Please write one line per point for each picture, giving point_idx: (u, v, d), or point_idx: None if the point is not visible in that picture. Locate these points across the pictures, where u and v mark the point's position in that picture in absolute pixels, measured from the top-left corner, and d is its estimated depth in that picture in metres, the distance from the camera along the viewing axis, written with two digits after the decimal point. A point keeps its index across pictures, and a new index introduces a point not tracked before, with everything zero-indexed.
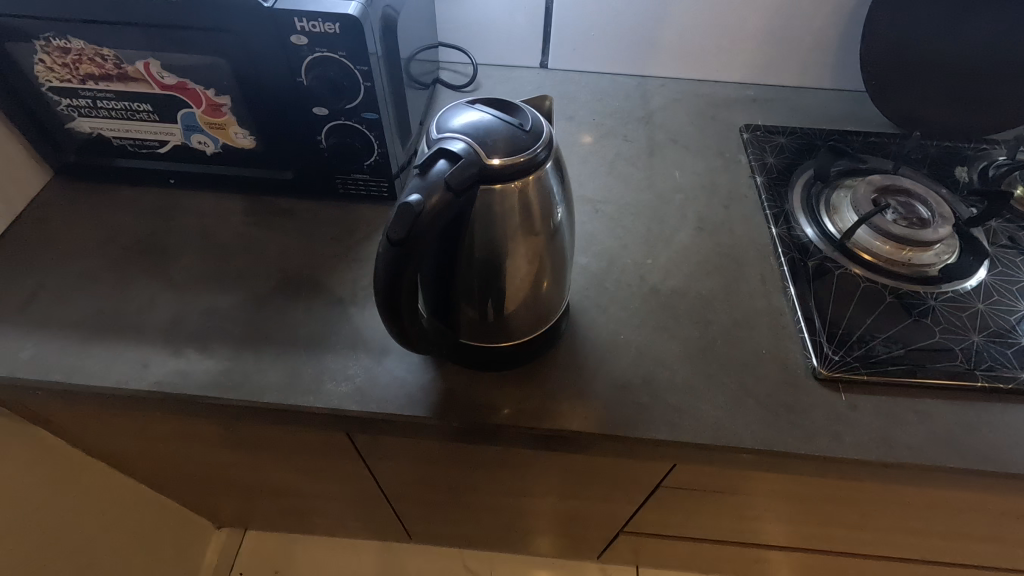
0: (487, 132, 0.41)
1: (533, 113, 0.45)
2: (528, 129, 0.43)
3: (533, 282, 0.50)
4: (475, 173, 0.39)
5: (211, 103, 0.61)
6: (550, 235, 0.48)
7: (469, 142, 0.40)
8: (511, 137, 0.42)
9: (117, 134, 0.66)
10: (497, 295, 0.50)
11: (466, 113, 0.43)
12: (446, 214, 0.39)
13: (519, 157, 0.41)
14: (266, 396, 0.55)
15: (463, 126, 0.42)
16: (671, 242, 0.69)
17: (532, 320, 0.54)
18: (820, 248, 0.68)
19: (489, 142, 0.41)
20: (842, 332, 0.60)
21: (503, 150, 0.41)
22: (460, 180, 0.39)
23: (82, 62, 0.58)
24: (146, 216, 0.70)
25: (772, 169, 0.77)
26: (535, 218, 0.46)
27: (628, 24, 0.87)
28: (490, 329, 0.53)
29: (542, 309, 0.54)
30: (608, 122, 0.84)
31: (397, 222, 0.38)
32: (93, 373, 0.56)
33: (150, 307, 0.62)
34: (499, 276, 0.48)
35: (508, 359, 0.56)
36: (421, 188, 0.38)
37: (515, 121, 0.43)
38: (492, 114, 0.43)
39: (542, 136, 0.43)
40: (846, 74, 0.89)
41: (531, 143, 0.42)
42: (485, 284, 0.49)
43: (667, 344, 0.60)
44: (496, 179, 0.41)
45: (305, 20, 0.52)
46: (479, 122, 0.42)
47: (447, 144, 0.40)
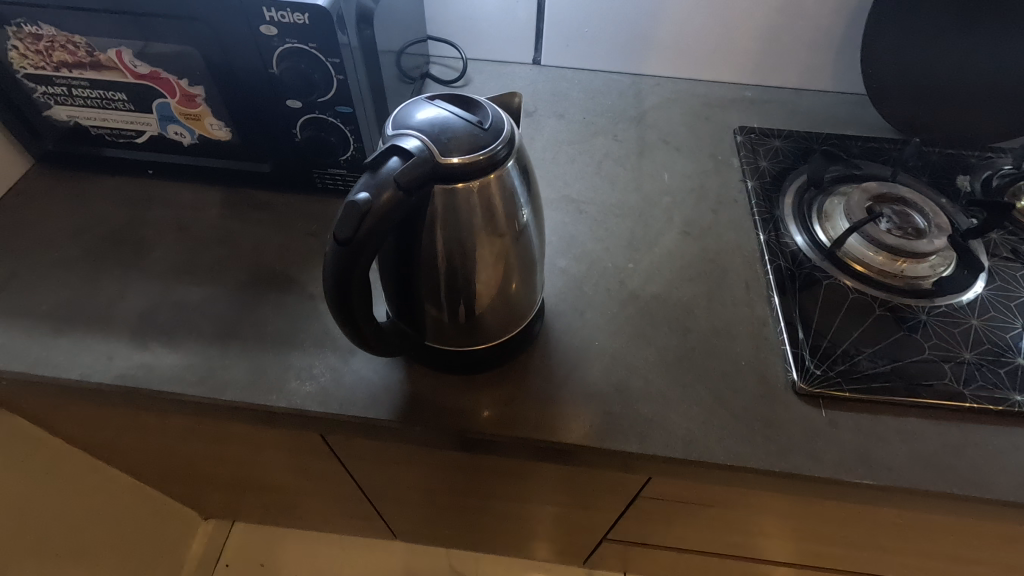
0: (444, 130, 0.40)
1: (497, 110, 0.43)
2: (488, 127, 0.41)
3: (499, 285, 0.49)
4: (428, 172, 0.38)
5: (185, 93, 0.60)
6: (517, 237, 0.47)
7: (422, 140, 0.38)
8: (469, 134, 0.40)
9: (94, 122, 0.65)
10: (462, 298, 0.48)
11: (424, 109, 0.41)
12: (397, 214, 0.37)
13: (479, 155, 0.40)
14: (229, 393, 0.54)
15: (420, 123, 0.40)
16: (654, 246, 0.67)
17: (500, 323, 0.52)
18: (809, 257, 0.65)
19: (446, 140, 0.39)
20: (826, 345, 0.58)
21: (460, 148, 0.39)
22: (412, 179, 0.37)
23: (55, 49, 0.58)
24: (122, 206, 0.69)
25: (764, 174, 0.74)
26: (499, 219, 0.44)
27: (623, 20, 0.85)
28: (456, 332, 0.51)
29: (512, 311, 0.52)
30: (598, 121, 0.82)
31: (344, 221, 0.37)
32: (56, 365, 0.55)
33: (120, 299, 0.61)
34: (463, 278, 0.47)
35: (476, 364, 0.54)
36: (370, 186, 0.37)
37: (474, 117, 0.41)
38: (451, 110, 0.41)
39: (503, 134, 0.41)
40: (847, 76, 0.86)
41: (491, 141, 0.40)
42: (449, 286, 0.47)
43: (643, 352, 0.58)
44: (454, 178, 0.40)
45: (274, 10, 0.51)
46: (437, 118, 0.40)
47: (400, 141, 0.38)
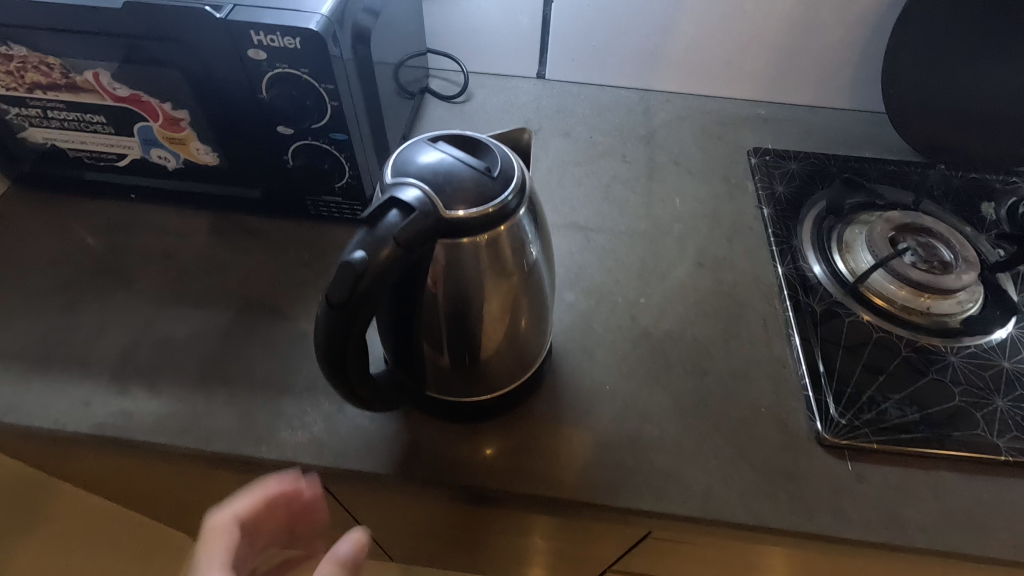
0: (448, 178, 0.36)
1: (507, 154, 0.39)
2: (497, 176, 0.37)
3: (506, 332, 0.46)
4: (430, 227, 0.34)
5: (169, 117, 0.56)
6: (526, 282, 0.43)
7: (424, 191, 0.35)
8: (476, 184, 0.37)
9: (72, 145, 0.61)
10: (466, 347, 0.45)
11: (427, 155, 0.38)
12: (395, 273, 0.34)
13: (486, 207, 0.36)
14: (215, 442, 0.51)
15: (423, 171, 0.37)
16: (667, 278, 0.64)
17: (506, 371, 0.49)
18: (830, 291, 0.62)
19: (450, 191, 0.36)
20: (851, 391, 0.54)
21: (466, 200, 0.36)
22: (412, 236, 0.33)
23: (28, 70, 0.54)
24: (103, 233, 0.65)
25: (780, 199, 0.71)
26: (507, 267, 0.41)
27: (632, 33, 0.81)
28: (460, 382, 0.48)
29: (519, 359, 0.49)
30: (605, 140, 0.78)
31: (338, 283, 0.33)
32: (29, 412, 0.52)
33: (99, 337, 0.57)
34: (468, 325, 0.44)
35: (480, 412, 0.51)
36: (365, 243, 0.33)
37: (482, 164, 0.38)
38: (456, 156, 0.38)
39: (513, 183, 0.38)
40: (864, 92, 0.82)
41: (500, 192, 0.37)
42: (453, 335, 0.44)
43: (656, 396, 0.55)
44: (459, 230, 0.36)
45: (263, 33, 0.47)
46: (441, 165, 0.37)
47: (398, 191, 0.35)
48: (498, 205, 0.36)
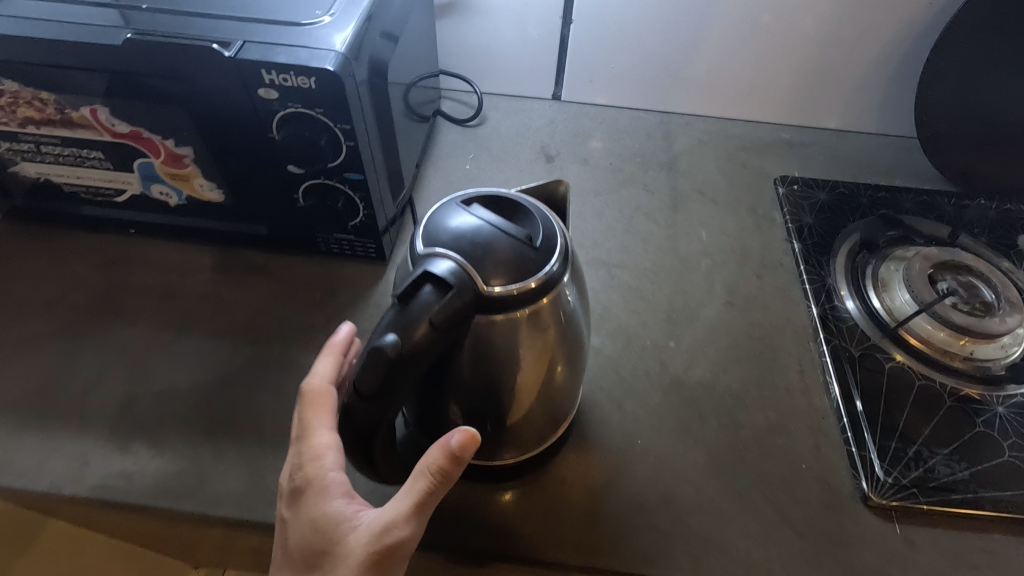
0: (486, 251, 0.33)
1: (549, 218, 0.37)
2: (539, 245, 0.34)
3: (539, 396, 0.42)
4: (467, 302, 0.32)
5: (171, 153, 0.53)
6: (563, 348, 0.40)
7: (461, 264, 0.32)
8: (517, 256, 0.33)
9: (67, 180, 0.58)
10: (493, 417, 0.42)
11: (462, 220, 0.35)
12: (429, 353, 0.31)
13: (529, 282, 0.33)
14: (223, 506, 0.47)
15: (457, 241, 0.34)
16: (696, 319, 0.61)
17: (537, 433, 0.46)
18: (867, 332, 0.59)
19: (488, 264, 0.33)
20: (896, 446, 0.52)
21: (505, 274, 0.33)
22: (448, 314, 0.31)
23: (20, 105, 0.50)
24: (100, 270, 0.62)
25: (810, 232, 0.68)
26: (545, 332, 0.38)
27: (653, 55, 0.78)
28: (488, 448, 0.45)
29: (550, 419, 0.46)
30: (626, 168, 0.75)
31: (366, 369, 0.30)
32: (20, 473, 0.48)
33: (97, 387, 0.54)
34: (500, 394, 0.40)
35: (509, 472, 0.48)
36: (398, 325, 0.30)
37: (523, 231, 0.35)
38: (494, 223, 0.34)
39: (556, 253, 0.35)
40: (893, 116, 0.80)
41: (543, 262, 0.34)
42: (477, 406, 0.41)
43: (691, 452, 0.52)
44: (500, 307, 0.33)
45: (275, 72, 0.44)
46: (479, 234, 0.34)
47: (431, 264, 0.32)
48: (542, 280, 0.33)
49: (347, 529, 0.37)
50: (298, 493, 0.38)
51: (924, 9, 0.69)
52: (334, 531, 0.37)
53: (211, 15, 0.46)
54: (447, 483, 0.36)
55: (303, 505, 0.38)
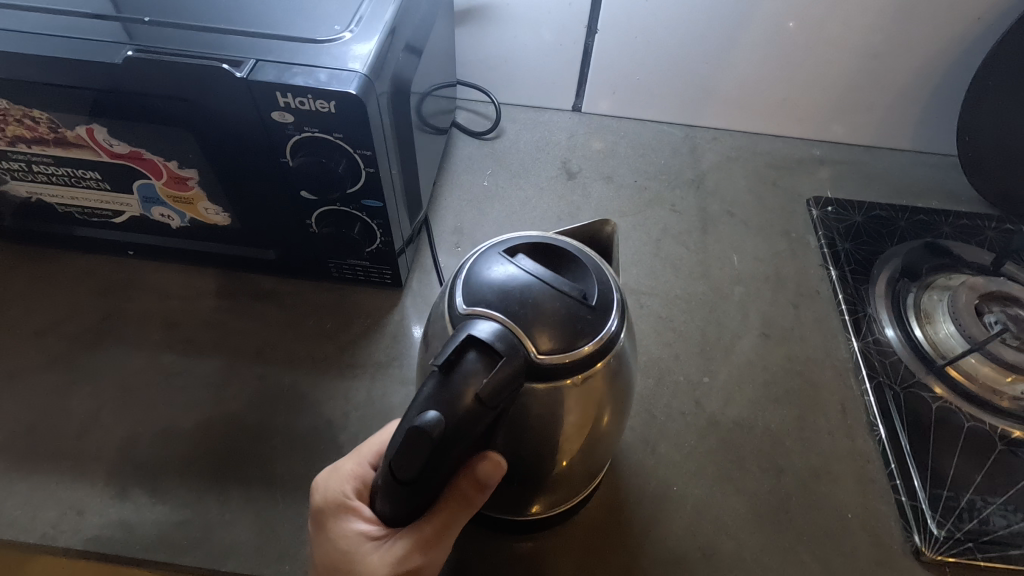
0: (538, 310, 0.32)
1: (600, 273, 0.36)
2: (594, 304, 0.34)
3: (580, 454, 0.39)
4: (515, 371, 0.30)
5: (174, 175, 0.49)
6: (609, 400, 0.37)
7: (508, 326, 0.31)
8: (572, 316, 0.33)
9: (62, 200, 0.54)
10: (522, 475, 0.38)
11: (511, 276, 0.34)
12: (475, 431, 0.29)
13: (582, 346, 0.33)
14: (230, 562, 0.43)
15: (510, 302, 0.32)
16: (730, 353, 0.58)
17: (574, 487, 0.43)
18: (911, 367, 0.56)
19: (535, 325, 0.32)
20: (948, 495, 0.48)
21: (556, 337, 0.32)
22: (496, 389, 0.29)
23: (9, 123, 0.46)
24: (97, 295, 0.58)
25: (847, 258, 0.65)
26: (593, 391, 0.35)
27: (682, 67, 0.74)
28: (518, 504, 0.42)
29: (588, 473, 0.43)
30: (651, 187, 0.72)
31: (408, 447, 0.28)
32: (10, 523, 0.44)
33: (95, 425, 0.50)
34: (539, 455, 0.37)
35: (544, 525, 0.45)
36: (442, 401, 0.28)
37: (577, 289, 0.34)
38: (545, 278, 0.34)
39: (611, 311, 0.34)
40: (929, 134, 0.77)
41: (599, 322, 0.34)
42: (509, 466, 0.37)
43: (731, 501, 0.49)
44: (552, 374, 0.32)
45: (291, 95, 0.40)
46: (529, 292, 0.33)
47: (473, 328, 0.30)
48: (597, 343, 0.33)
49: (368, 553, 0.35)
50: (322, 516, 0.37)
51: (968, 24, 0.66)
52: (354, 555, 0.35)
53: (221, 31, 0.42)
54: (467, 506, 0.34)
55: (326, 528, 0.37)
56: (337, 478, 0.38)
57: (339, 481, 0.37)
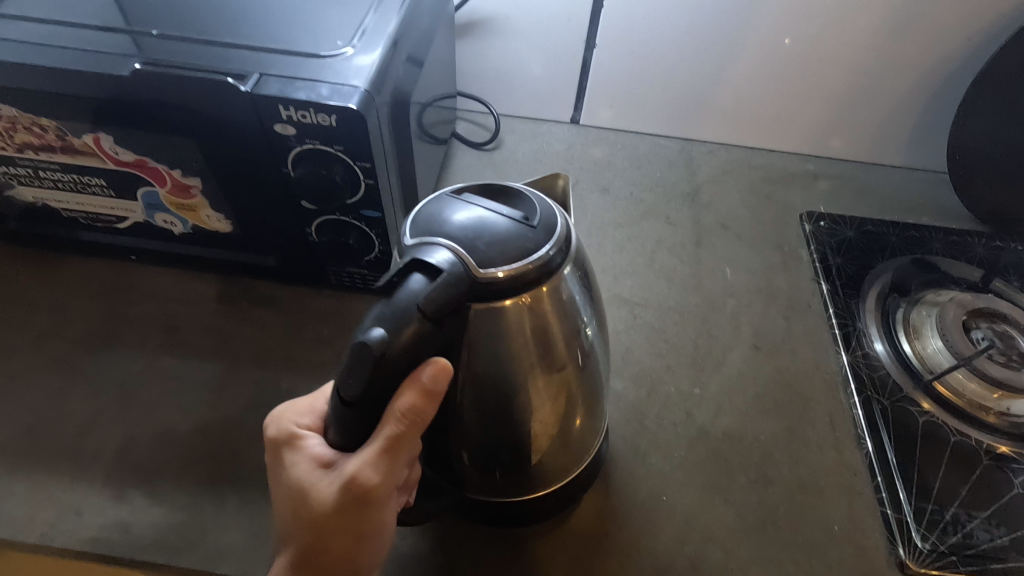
0: (477, 234, 0.33)
1: (545, 203, 0.37)
2: (535, 224, 0.35)
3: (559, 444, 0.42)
4: (459, 287, 0.31)
5: (178, 184, 0.50)
6: (579, 387, 0.39)
7: (452, 249, 0.32)
8: (511, 237, 0.33)
9: (67, 206, 0.55)
10: (504, 452, 0.40)
11: (463, 212, 0.35)
12: (424, 346, 0.30)
13: (523, 262, 0.33)
14: (225, 565, 0.44)
15: (464, 232, 0.33)
16: (722, 364, 0.59)
17: (558, 482, 0.45)
18: (899, 382, 0.56)
19: (476, 246, 0.33)
20: (933, 509, 0.49)
21: (495, 255, 0.33)
22: (439, 301, 0.30)
23: (18, 130, 0.47)
24: (98, 299, 0.59)
25: (838, 273, 0.65)
26: (564, 384, 0.38)
27: (679, 82, 0.75)
28: (502, 486, 0.42)
29: (568, 470, 0.45)
30: (647, 199, 0.74)
31: (354, 364, 0.29)
32: (9, 523, 0.45)
33: (94, 428, 0.51)
34: (517, 443, 0.39)
35: (531, 514, 0.45)
36: (384, 317, 0.29)
37: (517, 214, 0.35)
38: (486, 206, 0.35)
39: (554, 232, 0.35)
40: (921, 151, 0.78)
41: (541, 241, 0.34)
42: (488, 439, 0.39)
43: (719, 511, 0.49)
44: (495, 295, 0.33)
45: (293, 108, 0.41)
46: (469, 219, 0.34)
47: (415, 253, 0.31)
48: (537, 259, 0.33)
49: (320, 477, 0.35)
50: (278, 449, 0.38)
51: (959, 44, 0.67)
52: (306, 482, 0.36)
53: (227, 45, 0.44)
54: (421, 426, 0.32)
55: (281, 461, 0.38)
56: (293, 412, 0.39)
57: (296, 415, 0.39)
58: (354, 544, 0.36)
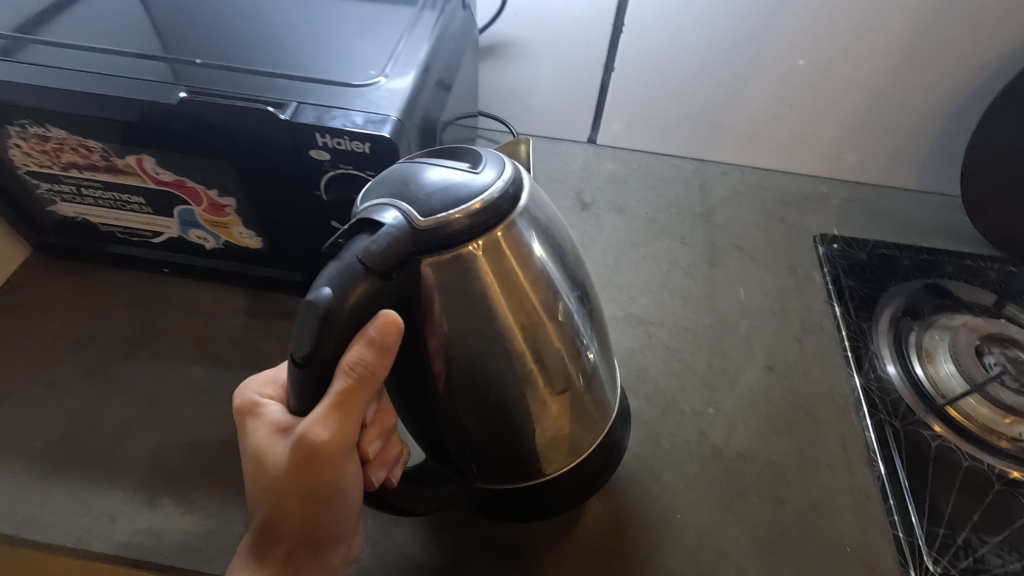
0: (420, 186, 0.33)
1: (492, 153, 0.37)
2: (480, 172, 0.34)
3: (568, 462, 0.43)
4: (401, 236, 0.30)
5: (213, 203, 0.52)
6: (585, 404, 0.41)
7: (396, 204, 0.31)
8: (454, 183, 0.33)
9: (106, 221, 0.57)
10: (511, 455, 0.40)
11: (411, 171, 0.34)
12: (374, 304, 0.30)
13: (468, 205, 0.32)
14: None
15: (412, 186, 0.33)
16: (735, 385, 0.60)
17: (572, 494, 0.46)
18: (911, 405, 0.57)
19: (421, 198, 0.32)
20: (944, 532, 0.50)
21: (439, 201, 0.32)
22: (376, 249, 0.29)
23: (65, 151, 0.50)
24: (131, 310, 0.61)
25: (852, 295, 0.66)
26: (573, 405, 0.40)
27: (695, 105, 0.77)
28: (508, 465, 0.41)
29: (580, 487, 0.46)
30: (662, 219, 0.75)
31: (305, 322, 0.30)
32: (47, 527, 0.47)
33: (127, 436, 0.53)
34: (525, 454, 0.41)
35: (546, 493, 0.44)
36: (332, 277, 0.29)
37: (461, 164, 0.34)
38: (431, 163, 0.35)
39: (502, 176, 0.34)
40: (935, 175, 0.79)
41: (488, 184, 0.33)
42: (482, 420, 0.38)
43: (731, 530, 0.50)
44: (448, 245, 0.32)
45: (329, 135, 0.43)
46: (414, 175, 0.33)
47: (363, 216, 0.31)
48: (483, 198, 0.32)
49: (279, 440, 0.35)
50: (242, 416, 0.38)
51: (973, 72, 0.68)
52: (267, 446, 0.36)
53: (267, 74, 0.46)
54: (371, 382, 0.32)
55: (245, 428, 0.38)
56: (258, 383, 0.40)
57: (260, 385, 0.39)
58: (309, 509, 0.36)
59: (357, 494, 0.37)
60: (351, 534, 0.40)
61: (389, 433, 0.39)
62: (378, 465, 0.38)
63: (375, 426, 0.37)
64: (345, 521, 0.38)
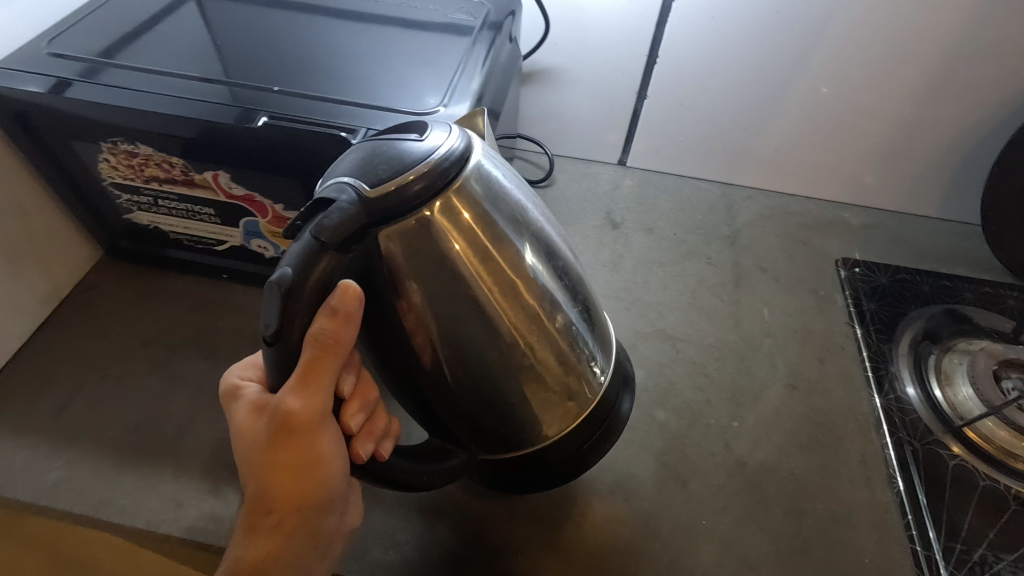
0: (368, 161, 0.34)
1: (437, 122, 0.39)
2: (425, 137, 0.36)
3: (574, 449, 0.48)
4: (355, 206, 0.32)
5: (278, 216, 0.57)
6: (586, 394, 0.46)
7: (347, 182, 0.33)
8: (400, 152, 0.34)
9: (176, 229, 0.62)
10: (521, 440, 0.45)
11: (361, 150, 0.36)
12: (334, 274, 0.32)
13: (415, 169, 0.34)
14: None
15: (362, 163, 0.34)
16: (759, 400, 0.62)
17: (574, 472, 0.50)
18: (929, 425, 0.59)
19: (370, 173, 0.34)
20: (961, 548, 0.52)
21: (387, 170, 0.33)
22: (330, 222, 0.31)
23: (149, 166, 0.55)
24: (193, 312, 0.66)
25: (873, 319, 0.69)
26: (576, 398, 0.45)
27: (724, 131, 0.81)
28: (504, 433, 0.44)
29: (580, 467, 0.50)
30: (689, 240, 0.78)
31: (271, 302, 0.32)
32: (121, 509, 0.51)
33: (190, 428, 0.57)
34: (532, 438, 0.45)
35: (544, 461, 0.47)
36: (292, 259, 0.31)
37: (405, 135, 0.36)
38: (378, 139, 0.36)
39: (447, 138, 0.36)
40: (956, 204, 0.81)
41: (432, 147, 0.35)
42: (473, 395, 0.41)
43: (755, 538, 0.53)
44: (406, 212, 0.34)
45: None
46: (362, 153, 0.35)
47: (317, 198, 0.33)
48: (429, 162, 0.34)
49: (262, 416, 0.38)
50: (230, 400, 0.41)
51: (993, 108, 0.71)
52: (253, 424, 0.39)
53: (336, 101, 0.50)
54: (336, 352, 0.33)
55: (234, 411, 0.41)
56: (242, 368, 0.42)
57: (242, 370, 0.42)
58: (295, 477, 0.38)
59: (339, 464, 0.39)
60: (341, 505, 0.43)
61: (373, 405, 0.41)
62: (365, 439, 0.40)
63: (356, 400, 0.40)
64: (329, 491, 0.40)
